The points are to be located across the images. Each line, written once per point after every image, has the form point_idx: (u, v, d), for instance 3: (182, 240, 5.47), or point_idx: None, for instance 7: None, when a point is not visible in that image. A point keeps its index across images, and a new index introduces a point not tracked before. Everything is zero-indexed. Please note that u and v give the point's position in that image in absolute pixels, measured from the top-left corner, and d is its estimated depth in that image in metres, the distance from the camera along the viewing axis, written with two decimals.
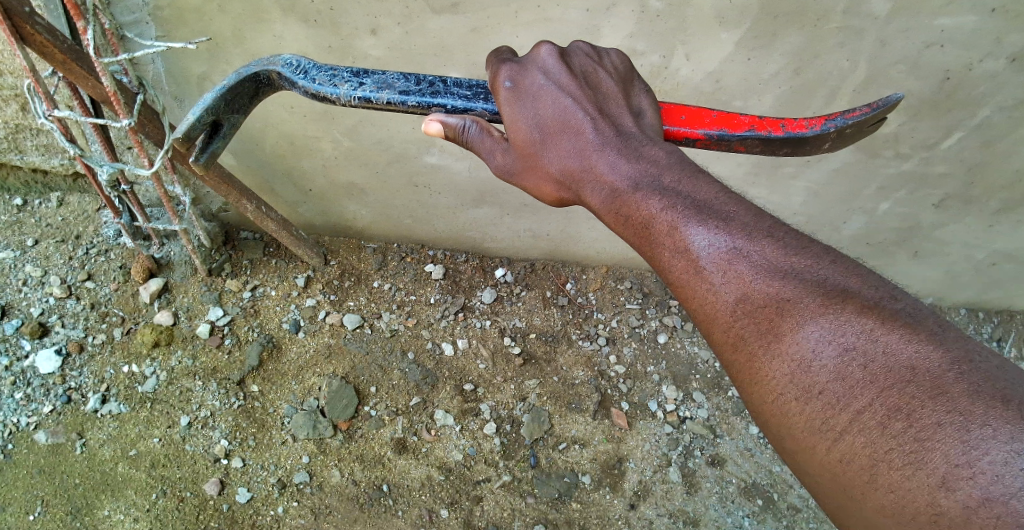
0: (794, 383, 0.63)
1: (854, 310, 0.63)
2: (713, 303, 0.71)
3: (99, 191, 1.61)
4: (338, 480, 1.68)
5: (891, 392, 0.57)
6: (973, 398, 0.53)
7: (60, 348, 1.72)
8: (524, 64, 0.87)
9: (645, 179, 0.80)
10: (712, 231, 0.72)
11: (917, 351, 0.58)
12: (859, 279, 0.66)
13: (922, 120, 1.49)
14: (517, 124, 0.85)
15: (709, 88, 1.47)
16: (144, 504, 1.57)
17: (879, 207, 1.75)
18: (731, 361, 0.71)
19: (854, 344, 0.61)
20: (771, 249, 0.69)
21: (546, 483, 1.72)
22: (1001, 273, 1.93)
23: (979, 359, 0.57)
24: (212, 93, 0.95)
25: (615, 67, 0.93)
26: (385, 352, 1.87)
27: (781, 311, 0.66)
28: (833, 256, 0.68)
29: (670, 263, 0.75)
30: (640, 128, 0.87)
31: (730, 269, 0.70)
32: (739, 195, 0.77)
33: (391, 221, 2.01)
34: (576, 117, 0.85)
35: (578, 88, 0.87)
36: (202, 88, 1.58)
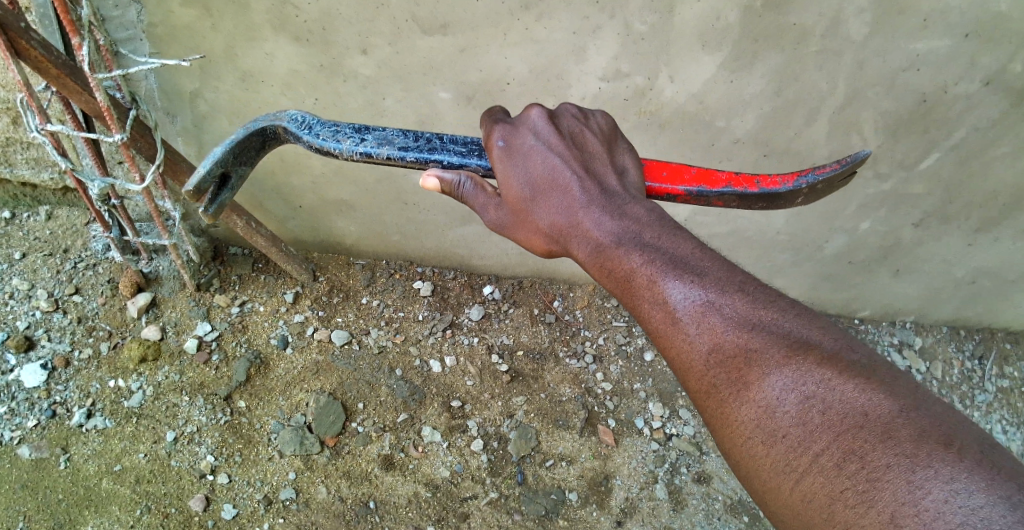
0: (761, 428, 0.66)
1: (816, 360, 0.65)
2: (687, 351, 0.73)
3: (89, 206, 1.62)
4: (324, 496, 1.67)
5: (847, 436, 0.59)
6: (918, 442, 0.56)
7: (46, 362, 1.71)
8: (515, 125, 0.90)
9: (628, 235, 0.81)
10: (687, 284, 0.74)
11: (870, 398, 0.61)
12: (820, 332, 0.69)
13: (900, 140, 1.52)
14: (510, 182, 0.87)
15: (693, 108, 1.50)
16: (128, 520, 1.56)
17: (860, 226, 1.79)
18: (705, 407, 0.72)
19: (814, 393, 0.63)
20: (741, 302, 0.71)
21: (533, 500, 1.72)
22: (981, 290, 1.97)
23: (925, 406, 0.60)
24: (221, 147, 0.96)
25: (601, 128, 0.96)
26: (374, 369, 1.88)
27: (749, 361, 0.68)
28: (796, 308, 0.72)
29: (648, 313, 0.77)
30: (624, 188, 0.89)
31: (703, 321, 0.72)
32: (713, 250, 0.80)
33: (380, 238, 2.02)
34: (564, 176, 0.87)
35: (566, 149, 0.89)
36: (194, 104, 1.59)
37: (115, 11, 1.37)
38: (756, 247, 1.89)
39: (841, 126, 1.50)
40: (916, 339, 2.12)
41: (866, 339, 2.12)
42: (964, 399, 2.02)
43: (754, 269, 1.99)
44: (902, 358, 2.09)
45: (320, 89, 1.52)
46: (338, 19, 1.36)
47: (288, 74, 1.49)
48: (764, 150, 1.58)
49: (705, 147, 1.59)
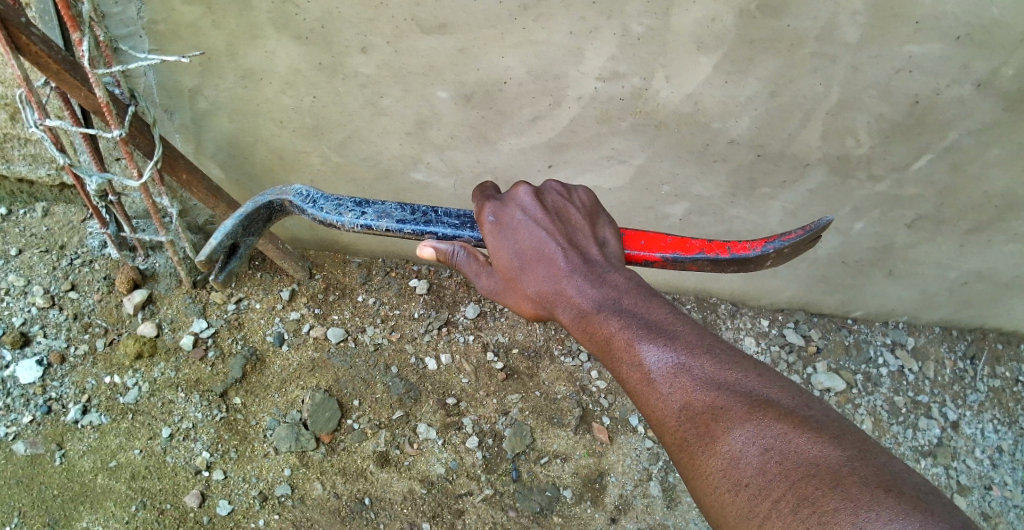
0: (725, 478, 0.66)
1: (775, 416, 0.68)
2: (662, 410, 0.75)
3: (87, 201, 1.62)
4: (320, 492, 1.68)
5: (800, 483, 0.60)
6: (862, 486, 0.56)
7: (41, 358, 1.72)
8: (505, 200, 0.95)
9: (608, 301, 0.86)
10: (660, 348, 0.78)
11: (821, 450, 0.62)
12: (780, 392, 0.72)
13: (894, 143, 1.53)
14: (499, 253, 0.91)
15: (688, 110, 1.51)
16: (123, 516, 1.56)
17: (854, 227, 1.80)
18: (679, 464, 0.73)
19: (772, 444, 0.65)
20: (709, 364, 0.75)
21: (528, 497, 1.73)
22: (973, 292, 1.98)
23: (871, 457, 0.62)
24: (232, 220, 1.10)
25: (583, 203, 0.98)
26: (369, 366, 1.88)
27: (715, 416, 0.71)
28: (759, 369, 0.75)
29: (626, 374, 0.80)
30: (605, 257, 0.93)
31: (676, 381, 0.75)
32: (687, 316, 0.83)
33: (376, 237, 2.02)
34: (551, 247, 0.90)
35: (553, 220, 0.93)
36: (193, 101, 1.59)
37: (116, 8, 1.37)
38: None
39: (835, 129, 1.51)
40: (908, 339, 2.14)
41: (859, 339, 2.13)
42: (955, 399, 2.04)
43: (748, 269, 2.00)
44: (894, 358, 2.10)
45: (318, 87, 1.53)
46: (336, 18, 1.37)
47: (288, 72, 1.50)
48: (758, 151, 1.59)
49: (700, 148, 1.60)
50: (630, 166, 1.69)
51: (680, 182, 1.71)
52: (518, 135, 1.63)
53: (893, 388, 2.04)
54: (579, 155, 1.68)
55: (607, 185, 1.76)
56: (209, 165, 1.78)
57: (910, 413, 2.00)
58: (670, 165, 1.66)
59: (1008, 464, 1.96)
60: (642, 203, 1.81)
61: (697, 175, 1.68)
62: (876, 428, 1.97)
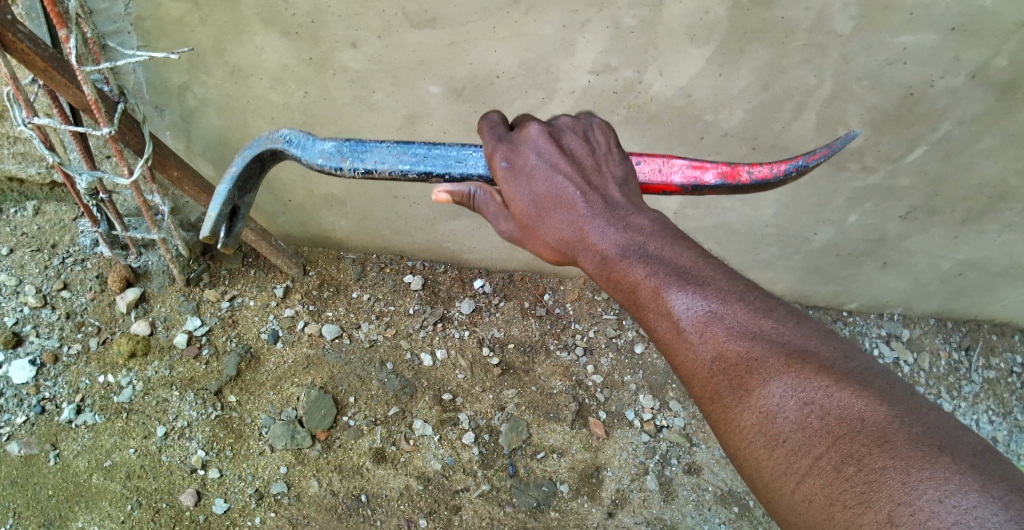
0: (762, 432, 0.66)
1: (814, 369, 0.67)
2: (692, 360, 0.74)
3: (77, 199, 1.61)
4: (316, 490, 1.67)
5: (846, 440, 0.60)
6: (913, 446, 0.56)
7: (34, 358, 1.71)
8: (520, 147, 0.90)
9: (634, 247, 0.82)
10: (689, 295, 0.75)
11: (867, 405, 0.62)
12: (818, 341, 0.70)
13: (887, 135, 1.53)
14: (517, 202, 0.89)
15: (681, 103, 1.50)
16: (119, 515, 1.55)
17: (848, 219, 1.80)
18: (709, 413, 0.74)
19: (813, 398, 0.64)
20: (743, 312, 0.72)
21: (525, 492, 1.72)
22: (967, 282, 1.98)
23: (920, 411, 0.61)
24: (225, 184, 1.00)
25: (599, 138, 0.95)
26: (364, 363, 1.88)
27: (750, 369, 0.69)
28: (796, 316, 0.73)
29: (653, 324, 0.78)
30: (628, 198, 0.89)
31: (707, 330, 0.73)
32: (716, 261, 0.80)
33: (369, 232, 2.00)
34: (570, 193, 0.88)
35: (571, 168, 0.89)
36: (182, 98, 1.58)
37: (102, 4, 1.36)
38: (743, 240, 1.90)
39: (828, 121, 1.51)
40: (903, 330, 2.14)
41: (855, 331, 2.13)
42: (951, 390, 2.04)
43: (743, 262, 2.00)
44: (889, 349, 2.10)
45: (308, 83, 1.51)
46: (325, 12, 1.36)
47: (277, 68, 1.48)
48: (752, 144, 1.58)
49: (693, 141, 1.60)
50: None
51: None
52: None
53: None
54: None
55: None
56: (199, 162, 1.76)
57: None
58: None
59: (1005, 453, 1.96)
60: None
61: None
62: None
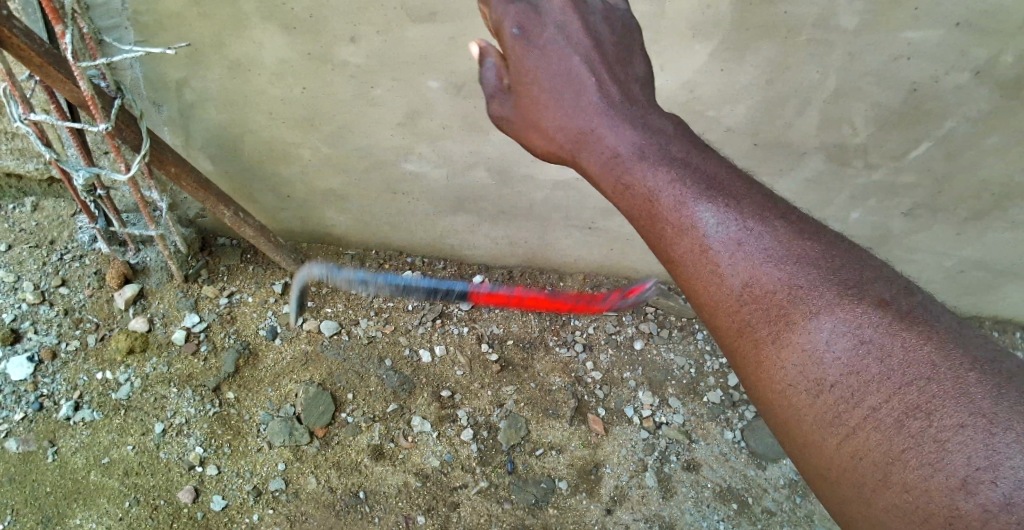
0: (804, 373, 0.61)
1: (871, 305, 0.61)
2: (718, 287, 0.68)
3: (74, 196, 1.61)
4: (314, 486, 1.66)
5: (913, 389, 0.54)
6: (997, 400, 0.51)
7: (32, 354, 1.70)
8: (538, 12, 0.81)
9: (655, 149, 0.76)
10: (721, 209, 0.70)
11: (936, 350, 0.56)
12: (872, 273, 0.65)
13: (888, 131, 1.53)
14: (524, 74, 0.79)
15: (682, 98, 1.50)
16: (117, 512, 1.55)
17: (849, 216, 1.79)
18: (733, 347, 0.68)
19: (871, 337, 0.58)
20: (782, 235, 0.67)
21: (524, 489, 1.72)
22: (968, 279, 1.98)
23: (997, 360, 0.55)
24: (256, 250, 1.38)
25: (610, 26, 0.85)
26: (363, 359, 1.87)
27: (792, 300, 0.64)
28: (845, 248, 0.67)
29: (677, 245, 0.72)
30: (643, 99, 0.81)
31: (739, 252, 0.67)
32: (747, 182, 0.74)
33: (369, 228, 2.00)
34: (585, 79, 0.79)
35: (590, 48, 0.81)
36: (180, 93, 1.57)
37: None
38: None
39: (829, 116, 1.50)
40: None
41: None
42: None
43: None
44: None
45: (308, 78, 1.51)
46: (325, 7, 1.35)
47: (276, 63, 1.48)
48: (754, 140, 1.59)
49: (693, 137, 1.59)
50: None
51: None
52: None
53: None
54: None
55: None
56: (198, 157, 1.76)
57: None
58: None
59: None
60: None
61: None
62: None
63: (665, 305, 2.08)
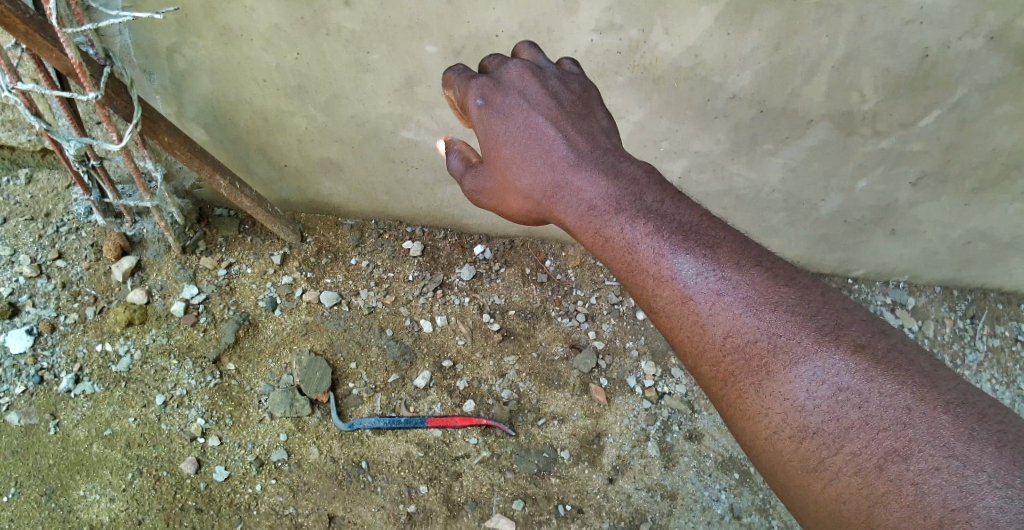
0: (788, 422, 0.64)
1: (848, 349, 0.63)
2: (701, 337, 0.71)
3: (67, 166, 1.58)
4: (315, 457, 1.67)
5: (889, 434, 0.57)
6: (969, 442, 0.53)
7: (31, 327, 1.70)
8: (498, 84, 0.93)
9: (627, 198, 0.81)
10: (699, 261, 0.73)
11: (912, 393, 0.58)
12: (850, 316, 0.66)
13: (899, 99, 1.48)
14: (493, 139, 0.90)
15: (688, 63, 1.45)
16: (120, 484, 1.57)
17: (856, 185, 1.75)
18: (720, 395, 0.71)
19: (848, 384, 0.61)
20: (758, 281, 0.70)
21: (525, 458, 1.72)
22: (975, 251, 1.95)
23: (970, 400, 0.57)
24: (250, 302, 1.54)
25: (571, 87, 0.95)
26: (363, 329, 1.86)
27: (773, 349, 0.66)
28: (820, 293, 0.69)
29: (657, 295, 0.75)
30: (610, 147, 0.90)
31: (718, 302, 0.70)
32: (724, 224, 0.78)
33: (368, 198, 1.96)
34: (548, 135, 0.89)
35: (549, 107, 0.91)
36: (172, 61, 1.54)
37: None
38: (750, 207, 1.86)
39: (838, 84, 1.46)
40: (908, 298, 2.11)
41: (860, 299, 2.10)
42: (954, 359, 2.04)
43: (748, 229, 1.96)
44: (894, 317, 2.08)
45: (302, 44, 1.47)
46: None
47: (268, 28, 1.44)
48: (760, 107, 1.53)
49: (700, 105, 1.54)
50: (627, 124, 1.63)
51: (679, 139, 1.65)
52: None
53: None
54: None
55: None
56: (192, 127, 1.72)
57: None
58: (669, 123, 1.60)
59: None
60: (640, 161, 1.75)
61: (695, 133, 1.62)
62: None
63: None
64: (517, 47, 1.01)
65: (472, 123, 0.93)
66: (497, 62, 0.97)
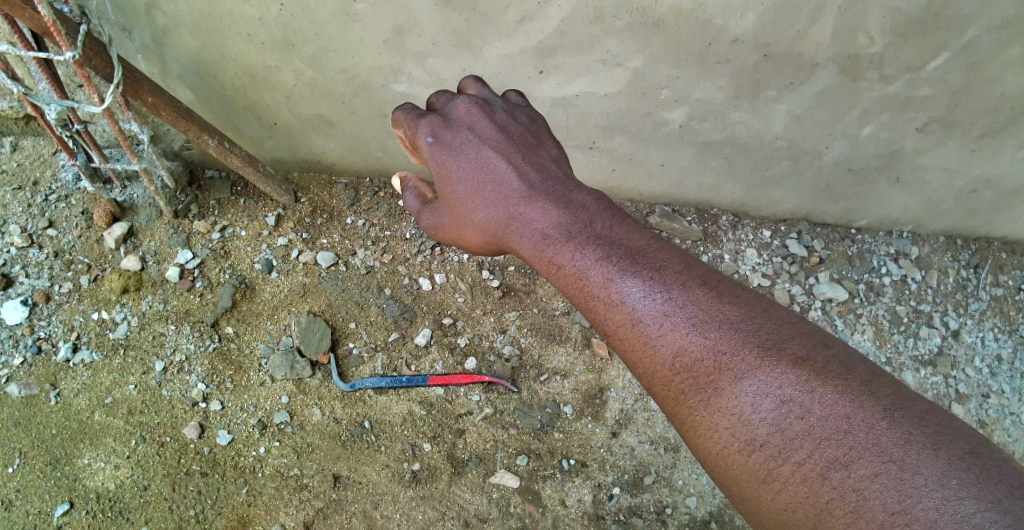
0: (737, 437, 0.68)
1: (787, 363, 0.67)
2: (652, 355, 0.77)
3: (50, 132, 1.53)
4: (318, 418, 1.68)
5: (831, 443, 0.61)
6: (906, 447, 0.57)
7: (26, 298, 1.68)
8: (447, 122, 1.00)
9: (578, 227, 0.88)
10: (645, 284, 0.78)
11: (850, 401, 0.62)
12: (790, 330, 0.71)
13: (908, 41, 1.43)
14: (449, 174, 0.97)
15: (688, 6, 1.39)
16: (124, 451, 1.58)
17: (861, 132, 1.71)
18: (675, 413, 0.76)
19: (789, 396, 0.65)
20: (700, 301, 0.75)
21: (529, 415, 1.73)
22: (980, 199, 1.92)
23: (909, 405, 0.61)
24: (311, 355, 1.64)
25: (519, 121, 1.03)
26: (362, 289, 1.84)
27: (718, 366, 0.71)
28: (762, 309, 0.74)
29: (610, 318, 0.80)
30: (564, 175, 0.97)
31: (663, 323, 0.76)
32: (670, 245, 0.84)
33: (362, 155, 1.92)
34: (502, 168, 0.95)
35: (499, 140, 0.98)
36: (152, 17, 1.48)
37: None
38: (751, 156, 1.83)
39: (845, 25, 1.40)
40: (913, 248, 2.09)
41: (863, 249, 2.08)
42: (957, 308, 2.04)
43: (749, 179, 1.93)
44: (897, 267, 2.07)
45: None
46: None
47: None
48: (763, 52, 1.48)
49: (701, 50, 1.50)
50: (627, 71, 1.57)
51: (680, 87, 1.60)
52: (505, 40, 1.49)
53: (895, 297, 2.02)
54: (573, 60, 1.55)
55: (601, 91, 1.64)
56: (177, 87, 1.68)
57: (912, 322, 2.00)
58: (670, 70, 1.56)
59: (1005, 371, 1.99)
60: (640, 111, 1.70)
61: (696, 80, 1.58)
62: (877, 338, 1.97)
63: (669, 228, 2.04)
64: (463, 83, 1.08)
65: (425, 160, 1.00)
66: (445, 99, 1.04)
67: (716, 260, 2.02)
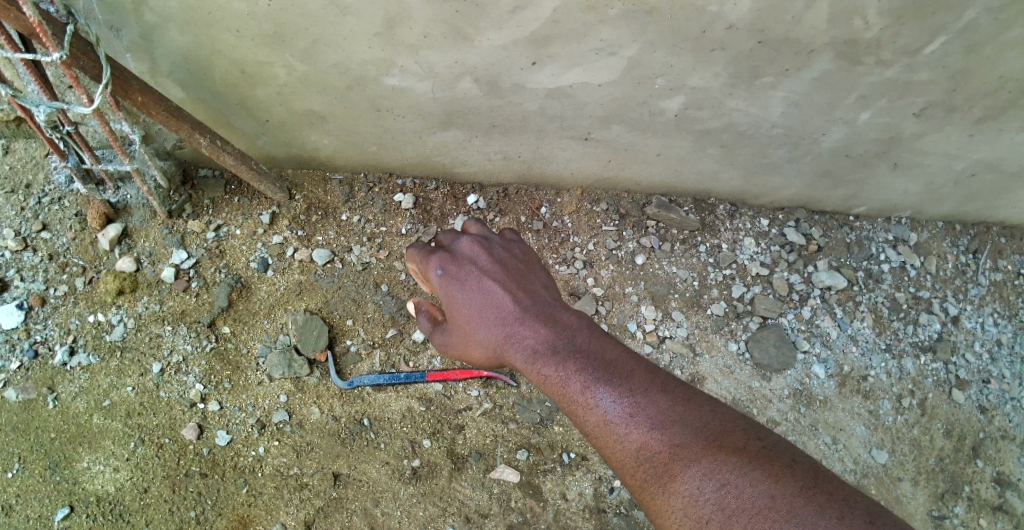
0: (688, 517, 0.77)
1: (727, 453, 0.78)
2: (621, 450, 0.85)
3: (40, 134, 1.52)
4: (317, 417, 1.68)
5: (762, 516, 0.70)
6: (818, 517, 0.67)
7: (21, 302, 1.66)
8: (454, 256, 1.06)
9: (561, 341, 0.96)
10: (616, 391, 0.87)
11: (774, 482, 0.73)
12: (731, 425, 0.82)
13: (906, 24, 1.39)
14: (454, 301, 1.03)
15: None
16: (123, 454, 1.57)
17: (859, 117, 1.69)
18: (641, 501, 0.84)
19: (728, 479, 0.75)
20: (662, 405, 0.85)
21: (528, 409, 1.73)
22: (980, 183, 1.92)
23: (823, 484, 0.72)
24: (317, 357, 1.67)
25: (515, 252, 1.10)
26: (358, 286, 1.83)
27: (672, 458, 0.80)
28: (711, 409, 0.85)
29: (587, 420, 0.88)
30: (553, 297, 1.05)
31: (631, 423, 0.84)
32: (638, 356, 0.94)
33: (356, 149, 1.91)
34: (499, 292, 1.02)
35: (497, 271, 1.04)
36: (139, 15, 1.45)
37: None
38: (750, 143, 1.82)
39: (842, 11, 1.38)
40: (911, 234, 2.09)
41: (861, 236, 2.07)
42: (957, 294, 2.04)
43: (747, 167, 1.92)
44: (896, 254, 2.06)
45: None
46: None
47: None
48: (760, 37, 1.46)
49: (696, 37, 1.47)
50: (621, 59, 1.55)
51: (676, 74, 1.59)
52: (498, 31, 1.46)
53: (894, 284, 2.02)
54: (567, 50, 1.53)
55: (597, 80, 1.63)
56: (168, 84, 1.67)
57: (911, 309, 1.99)
58: (665, 57, 1.54)
59: (1007, 357, 2.00)
60: (636, 99, 1.68)
61: (693, 67, 1.56)
62: (876, 325, 1.96)
63: (666, 219, 2.02)
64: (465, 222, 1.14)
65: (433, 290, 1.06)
66: (449, 237, 1.10)
67: (714, 249, 2.01)
